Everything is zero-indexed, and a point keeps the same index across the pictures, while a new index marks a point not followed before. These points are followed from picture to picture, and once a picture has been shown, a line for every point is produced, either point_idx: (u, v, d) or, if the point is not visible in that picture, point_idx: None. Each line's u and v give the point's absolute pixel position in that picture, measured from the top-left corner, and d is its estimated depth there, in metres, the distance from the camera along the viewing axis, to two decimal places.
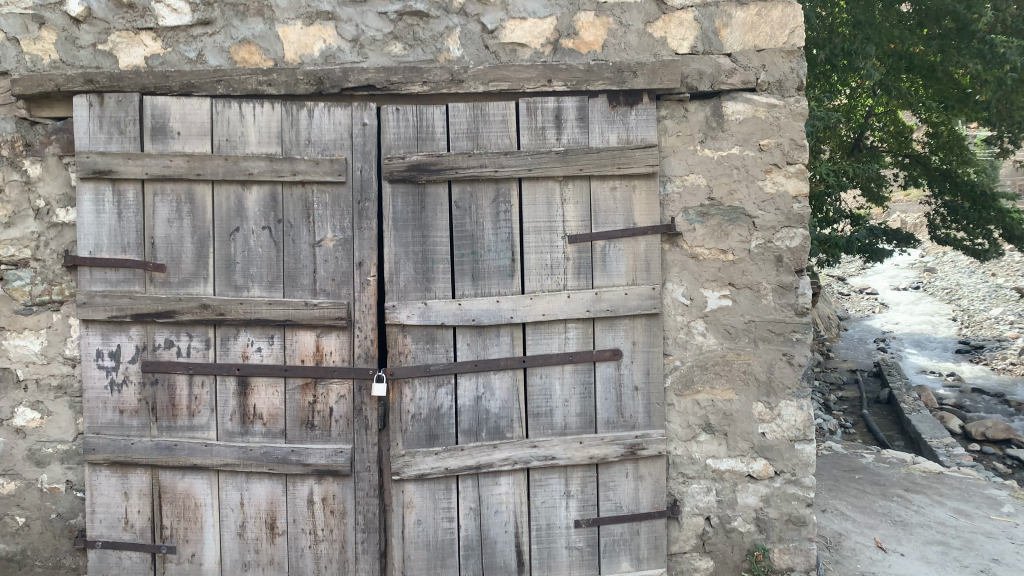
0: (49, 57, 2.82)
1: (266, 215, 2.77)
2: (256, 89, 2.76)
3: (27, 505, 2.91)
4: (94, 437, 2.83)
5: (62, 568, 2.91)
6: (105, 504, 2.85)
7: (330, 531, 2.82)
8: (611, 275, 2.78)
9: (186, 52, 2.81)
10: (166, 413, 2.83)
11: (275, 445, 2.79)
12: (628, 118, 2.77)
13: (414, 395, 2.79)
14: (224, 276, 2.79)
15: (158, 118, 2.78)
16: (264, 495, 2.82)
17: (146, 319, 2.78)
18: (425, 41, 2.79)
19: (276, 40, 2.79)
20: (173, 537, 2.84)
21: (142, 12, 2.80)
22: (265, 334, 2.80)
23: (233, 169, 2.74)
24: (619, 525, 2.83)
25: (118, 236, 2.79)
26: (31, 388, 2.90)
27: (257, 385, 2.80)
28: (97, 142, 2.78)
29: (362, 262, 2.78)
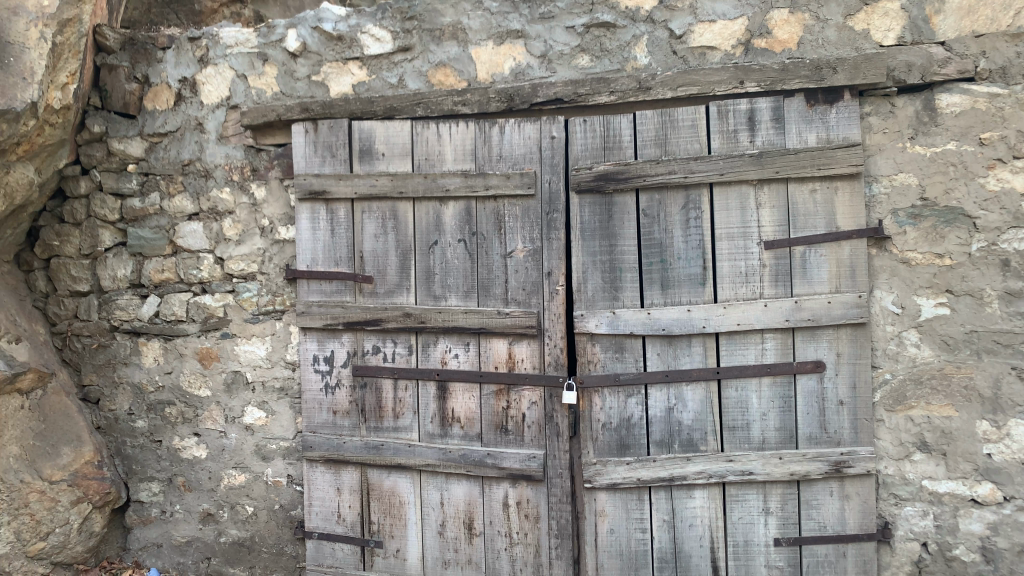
0: (272, 90, 3.12)
1: (461, 228, 2.90)
2: (451, 109, 2.90)
3: (255, 496, 3.22)
4: (311, 435, 3.08)
5: (284, 555, 3.19)
6: (321, 498, 3.10)
7: (525, 535, 2.89)
8: (812, 282, 2.65)
9: (388, 78, 3.00)
10: (373, 415, 3.02)
11: (472, 447, 2.90)
12: (828, 116, 2.64)
13: (605, 404, 2.81)
14: (424, 286, 2.94)
15: (364, 141, 2.99)
16: (462, 496, 2.94)
17: (356, 327, 3.00)
18: (612, 51, 2.80)
19: (469, 61, 2.92)
20: (380, 532, 3.03)
21: (349, 44, 3.02)
22: (462, 340, 2.92)
23: (432, 186, 2.89)
24: (824, 546, 2.68)
25: (331, 251, 3.03)
26: (258, 389, 3.21)
27: (455, 389, 2.93)
28: (312, 165, 3.03)
29: (551, 272, 2.82)
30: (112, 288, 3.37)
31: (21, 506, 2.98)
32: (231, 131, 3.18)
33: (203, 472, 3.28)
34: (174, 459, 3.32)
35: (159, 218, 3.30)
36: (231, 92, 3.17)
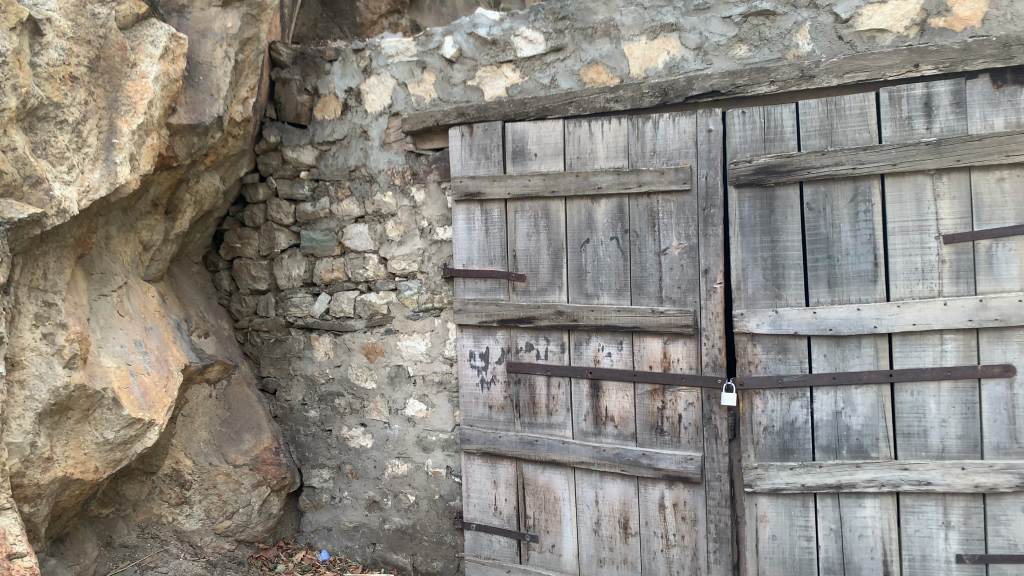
0: (430, 96, 3.24)
1: (614, 226, 2.88)
2: (604, 106, 2.89)
3: (416, 485, 3.36)
4: (469, 428, 3.18)
5: (444, 544, 3.31)
6: (478, 491, 3.19)
7: (682, 537, 2.85)
8: (1000, 279, 2.43)
9: (541, 79, 3.04)
10: (528, 411, 3.07)
11: (627, 447, 2.89)
12: (1018, 98, 2.41)
13: (766, 407, 2.71)
14: (577, 284, 2.95)
15: (517, 142, 3.04)
16: (617, 496, 2.94)
17: (510, 325, 3.06)
18: (772, 40, 2.70)
19: (622, 58, 2.90)
20: (536, 527, 3.08)
21: (503, 47, 3.08)
22: (615, 339, 2.91)
23: (585, 184, 2.90)
24: (1015, 567, 2.45)
25: (486, 251, 3.10)
26: (419, 383, 3.34)
27: (608, 388, 2.93)
28: (468, 168, 3.12)
29: (708, 270, 2.75)
30: (287, 287, 3.61)
31: (210, 487, 3.23)
32: (392, 137, 3.33)
33: (369, 460, 3.46)
34: (342, 448, 3.52)
35: (329, 221, 3.50)
36: (392, 100, 3.32)
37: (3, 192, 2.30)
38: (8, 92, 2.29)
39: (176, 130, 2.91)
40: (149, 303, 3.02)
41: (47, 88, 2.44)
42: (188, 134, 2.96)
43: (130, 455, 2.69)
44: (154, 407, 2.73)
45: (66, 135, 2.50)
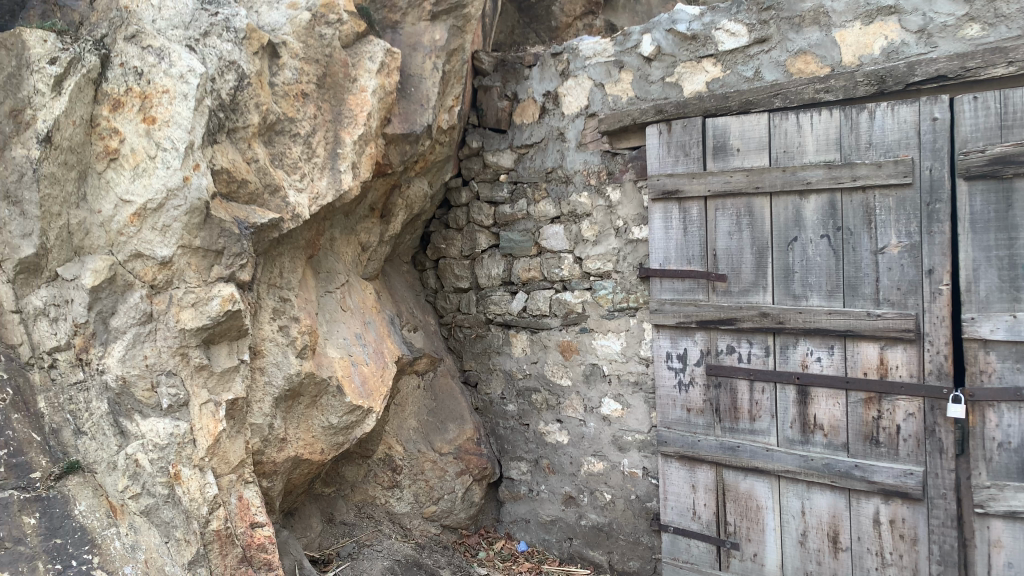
0: (627, 95, 3.23)
1: (824, 223, 2.74)
2: (813, 98, 2.75)
3: (613, 484, 3.37)
4: (666, 430, 3.14)
5: (640, 545, 3.30)
6: (676, 493, 3.15)
7: (900, 557, 2.66)
8: None
9: (744, 72, 2.94)
10: (729, 415, 2.99)
11: (838, 458, 2.74)
12: None
13: (1001, 421, 2.45)
14: (784, 285, 2.83)
15: (719, 137, 2.95)
16: (825, 508, 2.80)
17: (710, 326, 2.99)
18: (1011, 15, 2.43)
19: (833, 45, 2.75)
20: (737, 534, 2.99)
21: (703, 42, 3.02)
22: (825, 343, 2.76)
23: (792, 180, 2.78)
24: None
25: (684, 250, 3.05)
26: (614, 382, 3.35)
27: (818, 394, 2.79)
28: (666, 166, 3.08)
29: (933, 270, 2.54)
30: (487, 285, 3.76)
31: (418, 473, 3.39)
32: (589, 137, 3.36)
33: (565, 456, 3.52)
34: (539, 443, 3.61)
35: (526, 222, 3.60)
36: (589, 101, 3.35)
37: (247, 201, 2.58)
38: (251, 109, 2.57)
39: (391, 140, 3.11)
40: (367, 300, 3.26)
41: (283, 105, 2.72)
42: (401, 143, 3.15)
43: (350, 439, 2.92)
44: (372, 395, 2.94)
45: (299, 147, 2.76)
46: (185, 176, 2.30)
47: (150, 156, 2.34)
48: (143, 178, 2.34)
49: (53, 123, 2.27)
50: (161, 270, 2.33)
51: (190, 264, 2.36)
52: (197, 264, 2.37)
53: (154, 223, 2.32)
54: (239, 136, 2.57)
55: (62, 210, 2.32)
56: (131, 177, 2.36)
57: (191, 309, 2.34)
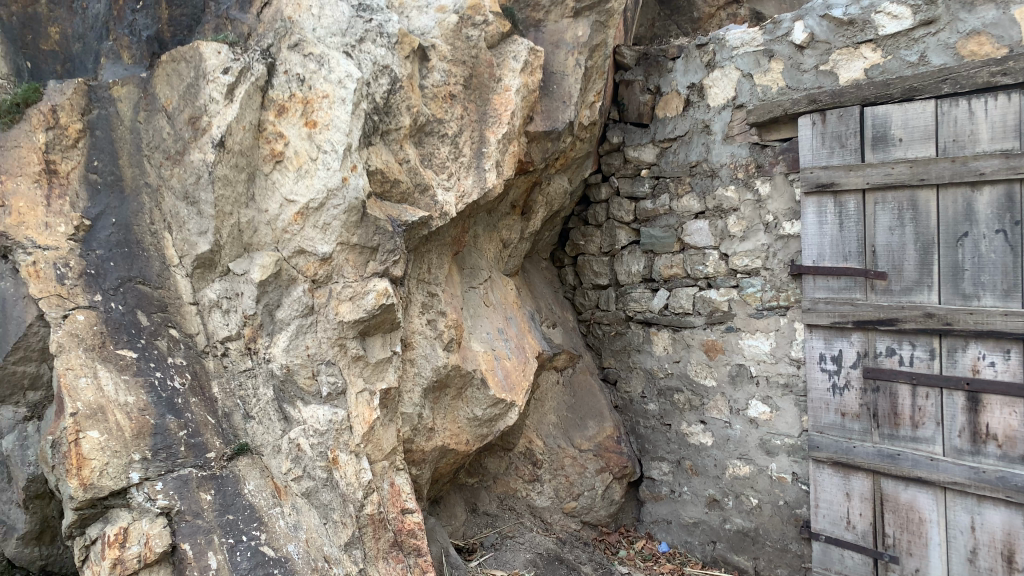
0: (777, 85, 3.11)
1: (1000, 217, 2.54)
2: (988, 82, 2.55)
3: (760, 488, 3.26)
4: (819, 435, 3.01)
5: (789, 552, 3.17)
6: (828, 501, 3.01)
7: None
8: None
9: (907, 57, 2.76)
10: (888, 421, 2.83)
11: (1014, 471, 2.54)
12: None
13: None
14: (952, 284, 2.65)
15: (878, 127, 2.81)
16: (999, 524, 2.59)
17: (868, 326, 2.84)
18: None
19: (1012, 24, 2.53)
20: (896, 547, 2.83)
21: (862, 26, 2.85)
22: (1000, 347, 2.56)
23: (962, 171, 2.59)
24: None
25: (839, 246, 2.91)
26: (762, 383, 3.24)
27: (990, 402, 2.58)
28: (819, 158, 2.95)
29: None
30: (627, 282, 3.73)
31: (558, 468, 3.41)
32: (736, 130, 3.26)
33: (709, 458, 3.44)
34: (682, 443, 3.55)
35: (669, 218, 3.54)
36: (736, 92, 3.25)
37: (399, 199, 2.68)
38: (403, 112, 2.67)
39: (534, 137, 3.13)
40: (509, 295, 3.30)
41: (432, 107, 2.80)
42: (544, 140, 3.17)
43: (494, 431, 2.98)
44: (514, 389, 2.99)
45: (447, 147, 2.85)
46: (344, 176, 2.43)
47: (313, 158, 2.48)
48: (305, 179, 2.48)
49: (226, 129, 2.43)
50: (322, 265, 2.47)
51: (348, 259, 2.49)
52: (354, 260, 2.50)
53: (316, 221, 2.46)
54: (391, 138, 2.68)
55: (233, 209, 2.48)
56: (295, 178, 2.50)
57: (349, 303, 2.46)
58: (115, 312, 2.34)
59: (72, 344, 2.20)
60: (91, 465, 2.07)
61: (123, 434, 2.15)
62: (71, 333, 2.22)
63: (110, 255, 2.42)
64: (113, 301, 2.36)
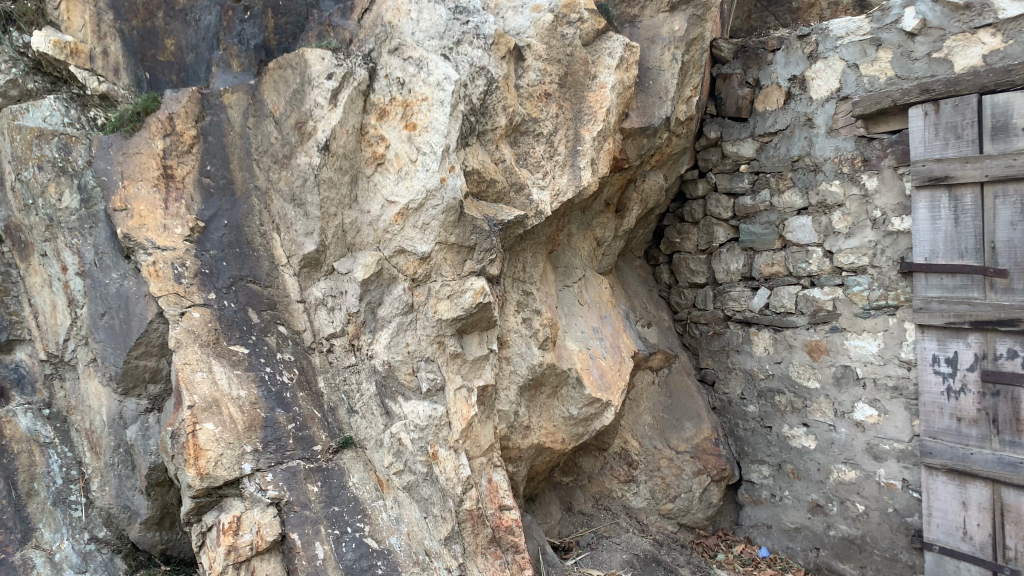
0: (885, 75, 2.98)
1: None
2: None
3: (866, 495, 3.14)
4: (931, 441, 2.89)
5: (899, 562, 3.04)
6: (942, 509, 2.88)
7: None
8: None
9: None
10: (1009, 427, 2.68)
11: None
12: None
13: None
14: None
15: (999, 116, 2.66)
16: None
17: (986, 327, 2.70)
18: None
19: None
20: (1019, 560, 2.66)
21: (980, 10, 2.70)
22: None
23: None
24: None
25: (955, 242, 2.77)
26: (870, 386, 3.11)
27: None
28: (933, 150, 2.82)
29: None
30: (726, 281, 3.65)
31: (655, 469, 3.37)
32: (840, 122, 3.15)
33: (812, 462, 3.34)
34: (783, 446, 3.45)
35: (769, 214, 3.45)
36: (841, 83, 3.13)
37: (495, 199, 2.71)
38: (499, 112, 2.69)
39: (629, 134, 3.12)
40: (603, 294, 3.29)
41: (528, 106, 2.81)
42: (639, 137, 3.15)
43: (590, 431, 2.96)
44: (610, 389, 2.96)
45: (541, 146, 2.84)
46: (443, 177, 2.47)
47: (412, 160, 2.54)
48: (405, 180, 2.54)
49: (331, 133, 2.52)
50: (421, 264, 2.51)
51: (446, 258, 2.53)
52: (452, 259, 2.54)
53: (416, 221, 2.51)
54: (488, 138, 2.71)
55: (337, 211, 2.57)
56: (396, 179, 2.57)
57: (447, 301, 2.51)
58: (228, 310, 2.46)
59: (188, 341, 2.31)
60: (207, 455, 2.17)
61: (236, 426, 2.25)
62: (187, 331, 2.33)
63: (222, 255, 2.54)
64: (226, 300, 2.47)
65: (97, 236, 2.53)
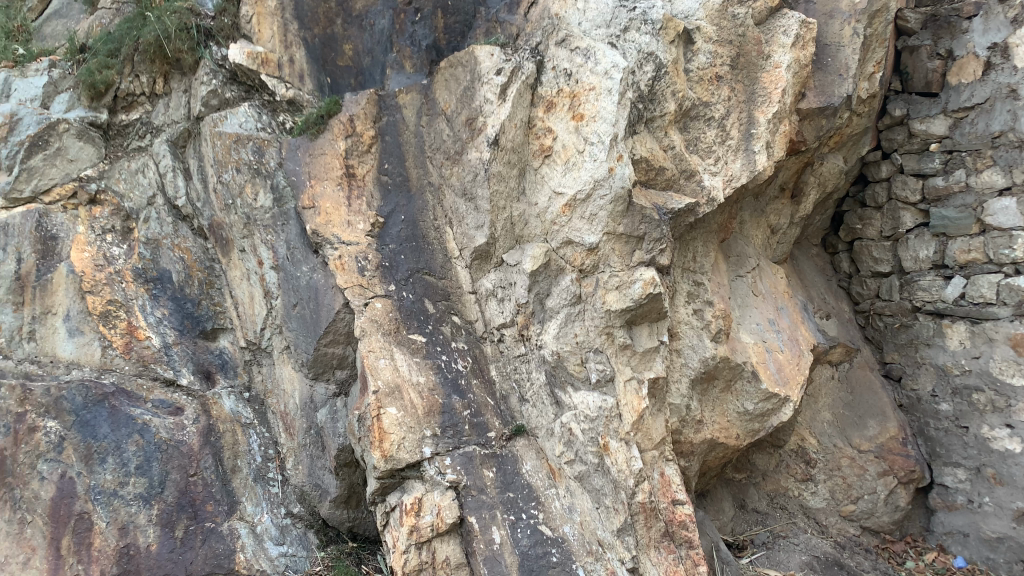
0: None
1: None
2: None
3: None
4: None
5: None
6: None
7: None
8: None
9: None
10: None
11: None
12: None
13: None
14: None
15: None
16: None
17: None
18: None
19: None
20: None
21: None
22: None
23: None
24: None
25: None
26: None
27: None
28: None
29: None
30: (914, 269, 3.40)
31: (835, 468, 3.19)
32: None
33: (1017, 467, 3.03)
34: (983, 449, 3.16)
35: (965, 196, 3.17)
36: None
37: (665, 186, 2.65)
38: (668, 98, 2.62)
39: (806, 115, 2.97)
40: (779, 285, 3.15)
41: (698, 90, 2.73)
42: (817, 117, 2.98)
43: (767, 427, 2.84)
44: (789, 383, 2.82)
45: (713, 130, 2.76)
46: (611, 167, 2.42)
47: (580, 150, 2.51)
48: (573, 171, 2.52)
49: (500, 127, 2.58)
50: (589, 255, 2.48)
51: (615, 249, 2.48)
52: (620, 250, 2.49)
53: (583, 212, 2.49)
54: (656, 125, 2.65)
55: (506, 204, 2.61)
56: (563, 171, 2.55)
57: (616, 292, 2.45)
58: (407, 300, 2.60)
59: (372, 330, 2.47)
60: (391, 438, 2.28)
61: (416, 411, 2.36)
62: (371, 320, 2.50)
63: (400, 249, 2.69)
64: (405, 291, 2.62)
65: (289, 232, 2.78)
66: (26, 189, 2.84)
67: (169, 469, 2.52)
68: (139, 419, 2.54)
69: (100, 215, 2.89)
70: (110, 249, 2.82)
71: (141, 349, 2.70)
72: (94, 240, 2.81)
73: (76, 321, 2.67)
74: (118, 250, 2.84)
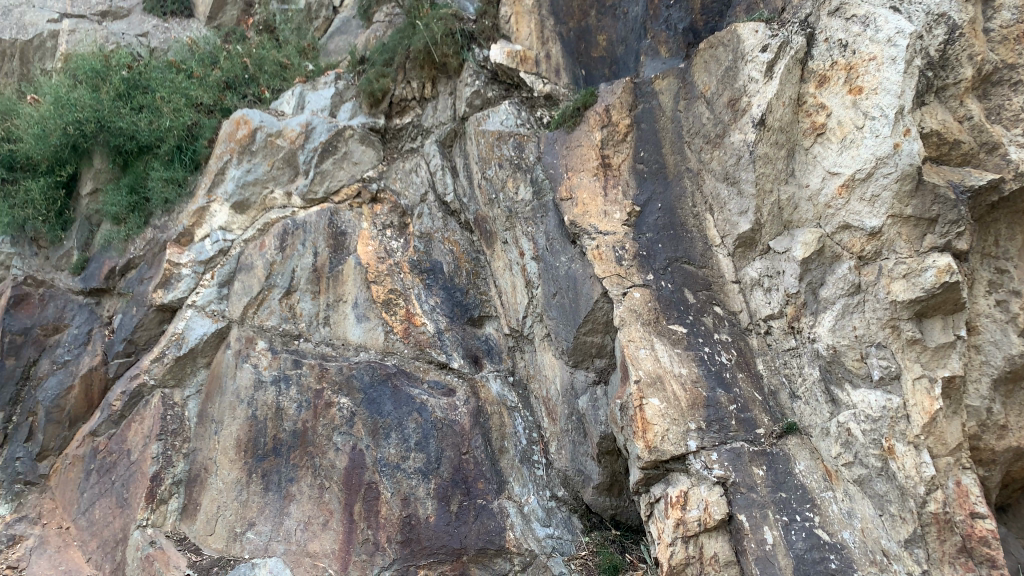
0: None
1: None
2: None
3: None
4: None
5: None
6: None
7: None
8: None
9: None
10: None
11: None
12: None
13: None
14: None
15: None
16: None
17: None
18: None
19: None
20: None
21: None
22: None
23: None
24: None
25: None
26: None
27: None
28: None
29: None
30: None
31: None
32: None
33: None
34: None
35: None
36: None
37: (960, 162, 2.34)
38: (965, 62, 2.31)
39: None
40: None
41: (1002, 52, 2.38)
42: None
43: None
44: None
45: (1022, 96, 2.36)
46: (895, 142, 2.20)
47: (858, 127, 2.30)
48: (851, 149, 2.31)
49: (766, 106, 2.46)
50: (870, 241, 2.25)
51: (901, 233, 2.22)
52: (908, 234, 2.21)
53: (862, 193, 2.27)
54: (950, 95, 2.36)
55: (773, 187, 2.48)
56: (839, 150, 2.35)
57: (902, 281, 2.18)
58: (666, 290, 2.56)
59: (632, 319, 2.49)
60: (654, 429, 2.29)
61: (680, 403, 2.33)
62: (630, 309, 2.51)
63: (658, 238, 2.65)
64: (663, 280, 2.58)
65: (548, 223, 2.85)
66: (320, 191, 3.25)
67: (444, 447, 2.69)
68: (418, 398, 2.76)
69: (381, 211, 3.20)
70: (389, 243, 3.11)
71: (417, 334, 2.92)
72: (376, 235, 3.12)
73: (363, 308, 2.98)
74: (396, 244, 3.12)
